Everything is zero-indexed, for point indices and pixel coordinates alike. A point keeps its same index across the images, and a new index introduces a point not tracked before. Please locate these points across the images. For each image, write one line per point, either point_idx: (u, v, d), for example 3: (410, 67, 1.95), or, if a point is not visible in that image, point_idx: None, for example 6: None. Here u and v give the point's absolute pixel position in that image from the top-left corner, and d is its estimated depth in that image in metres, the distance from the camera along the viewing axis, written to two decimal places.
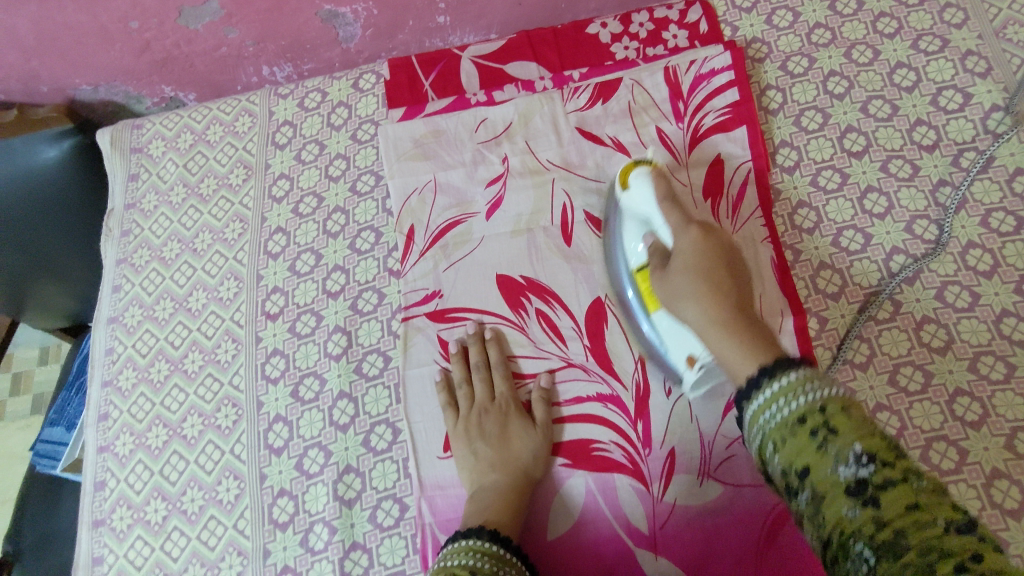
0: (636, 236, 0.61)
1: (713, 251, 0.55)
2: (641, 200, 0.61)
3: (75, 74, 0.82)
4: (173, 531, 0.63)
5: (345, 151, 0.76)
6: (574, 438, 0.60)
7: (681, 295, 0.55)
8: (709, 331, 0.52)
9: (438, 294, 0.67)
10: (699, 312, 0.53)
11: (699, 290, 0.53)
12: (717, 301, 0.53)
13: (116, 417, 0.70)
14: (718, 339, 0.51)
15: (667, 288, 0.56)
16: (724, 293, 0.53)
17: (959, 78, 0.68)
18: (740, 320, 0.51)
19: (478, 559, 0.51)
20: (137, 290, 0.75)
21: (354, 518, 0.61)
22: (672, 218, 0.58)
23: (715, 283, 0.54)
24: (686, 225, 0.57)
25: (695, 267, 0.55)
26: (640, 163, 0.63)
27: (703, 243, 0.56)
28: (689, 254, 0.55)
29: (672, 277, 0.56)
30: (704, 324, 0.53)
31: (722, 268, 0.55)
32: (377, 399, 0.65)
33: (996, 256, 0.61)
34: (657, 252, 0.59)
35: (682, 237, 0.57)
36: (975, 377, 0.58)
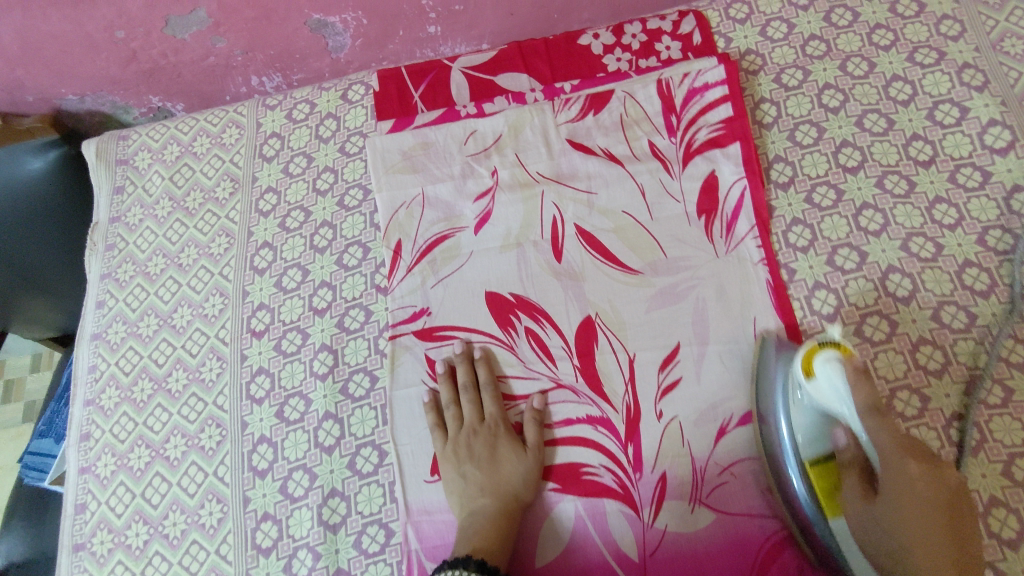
0: (808, 428, 0.52)
1: (937, 494, 0.46)
2: (828, 393, 0.50)
3: (60, 84, 0.81)
4: (155, 556, 0.62)
5: (333, 164, 0.75)
6: (565, 461, 0.59)
7: (883, 518, 0.47)
8: (913, 506, 0.46)
9: (427, 312, 0.65)
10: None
11: (904, 567, 0.46)
12: (948, 561, 0.45)
13: (98, 437, 0.68)
14: (908, 571, 0.45)
15: (870, 545, 0.48)
16: (942, 503, 0.46)
17: (956, 91, 0.67)
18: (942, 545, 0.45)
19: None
20: (121, 307, 0.74)
21: (339, 544, 0.59)
22: (879, 436, 0.48)
23: (910, 510, 0.46)
24: (902, 452, 0.47)
25: (899, 493, 0.46)
26: (826, 344, 0.52)
27: (924, 480, 0.46)
28: (903, 491, 0.46)
29: (873, 514, 0.47)
30: (892, 503, 0.46)
31: (939, 520, 0.45)
32: (363, 421, 0.63)
33: (994, 276, 0.60)
34: (853, 469, 0.50)
35: (893, 468, 0.47)
36: (972, 401, 0.56)
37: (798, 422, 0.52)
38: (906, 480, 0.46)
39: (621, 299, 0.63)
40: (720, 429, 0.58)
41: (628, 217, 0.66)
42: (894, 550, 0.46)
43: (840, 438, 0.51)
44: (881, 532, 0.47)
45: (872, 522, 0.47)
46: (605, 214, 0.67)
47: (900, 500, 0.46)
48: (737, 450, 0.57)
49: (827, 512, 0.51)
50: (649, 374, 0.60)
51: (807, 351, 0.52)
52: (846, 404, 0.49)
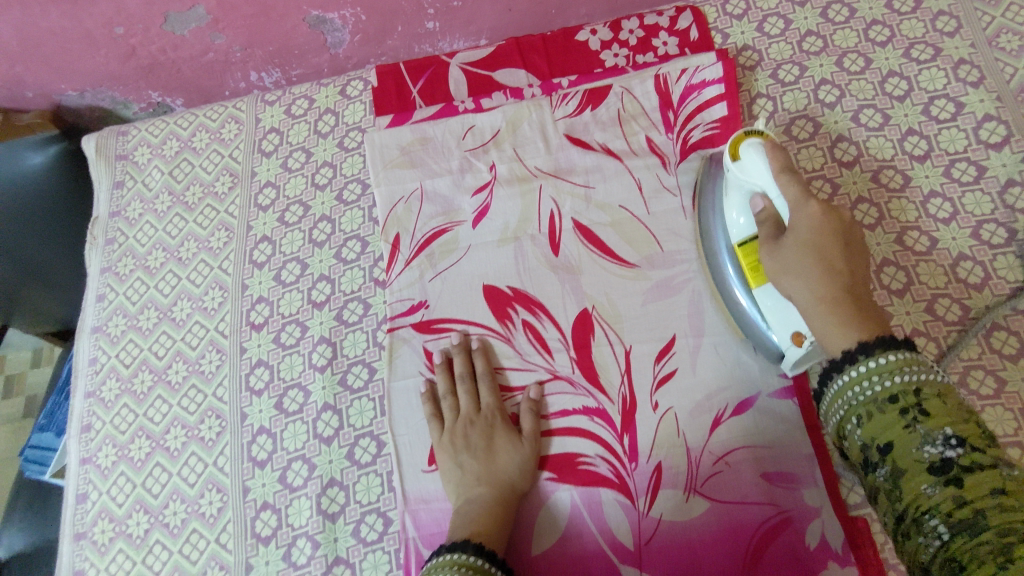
0: (739, 208, 0.58)
1: (832, 226, 0.51)
2: (754, 172, 0.55)
3: (60, 80, 0.81)
4: (155, 545, 0.63)
5: (332, 159, 0.76)
6: (561, 451, 0.60)
7: (792, 264, 0.51)
8: (804, 266, 0.51)
9: (425, 304, 0.66)
10: (805, 283, 0.50)
11: (806, 262, 0.50)
12: (828, 266, 0.50)
13: (99, 428, 0.69)
14: (810, 292, 0.50)
15: (776, 261, 0.52)
16: (835, 223, 0.51)
17: (952, 87, 0.67)
18: (841, 287, 0.49)
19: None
20: (121, 300, 0.74)
21: (338, 533, 0.60)
22: (789, 189, 0.52)
23: (828, 262, 0.50)
24: (807, 196, 0.52)
25: (807, 245, 0.51)
26: (751, 132, 0.56)
27: (821, 216, 0.51)
28: (805, 232, 0.51)
29: (785, 253, 0.52)
30: (800, 215, 0.52)
31: (837, 253, 0.51)
32: (361, 412, 0.64)
33: (987, 269, 0.61)
34: (770, 222, 0.54)
35: (800, 211, 0.52)
36: (965, 392, 0.57)
37: (731, 200, 0.58)
38: (824, 238, 0.51)
39: (618, 292, 0.64)
40: (714, 419, 0.59)
41: (625, 210, 0.67)
42: (798, 254, 0.51)
43: (757, 208, 0.55)
44: (788, 282, 0.51)
45: (795, 245, 0.51)
46: (602, 207, 0.67)
47: (807, 235, 0.51)
48: (731, 440, 0.58)
49: (753, 285, 0.57)
50: (645, 366, 0.61)
51: (735, 140, 0.57)
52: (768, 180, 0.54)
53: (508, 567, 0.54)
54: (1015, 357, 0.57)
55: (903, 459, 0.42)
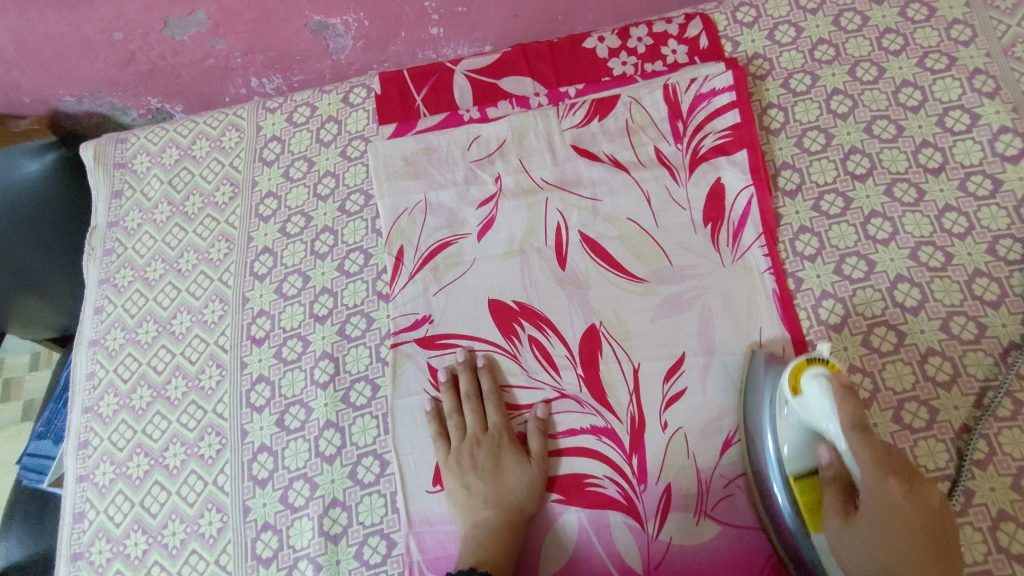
0: (794, 433, 0.52)
1: (904, 488, 0.47)
2: (814, 408, 0.50)
3: (57, 85, 0.80)
4: (154, 566, 0.62)
5: (334, 168, 0.74)
6: (569, 472, 0.58)
7: (857, 562, 0.47)
8: (888, 527, 0.46)
9: (429, 319, 0.65)
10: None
11: (880, 540, 0.46)
12: (920, 539, 0.46)
13: (96, 445, 0.68)
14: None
15: (844, 547, 0.48)
16: (913, 498, 0.46)
17: (966, 98, 0.66)
18: None
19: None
20: (120, 312, 0.73)
21: (340, 555, 0.59)
22: (849, 422, 0.48)
23: (900, 543, 0.46)
24: (870, 438, 0.48)
25: (880, 533, 0.46)
26: (815, 360, 0.51)
27: (894, 492, 0.47)
28: (876, 509, 0.47)
29: (858, 543, 0.47)
30: (874, 498, 0.47)
31: (915, 530, 0.46)
32: (364, 429, 0.63)
33: (1003, 286, 0.59)
34: (835, 481, 0.50)
35: (874, 484, 0.47)
36: (981, 414, 0.56)
37: (783, 430, 0.52)
38: (896, 514, 0.46)
39: (626, 308, 0.63)
40: (725, 441, 0.57)
41: (633, 224, 0.66)
42: (863, 542, 0.47)
43: (823, 457, 0.51)
44: None
45: (865, 558, 0.47)
46: (610, 221, 0.66)
47: (877, 527, 0.47)
48: (742, 463, 0.57)
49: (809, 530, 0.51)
50: (654, 384, 0.60)
51: (796, 366, 0.51)
52: (828, 416, 0.49)
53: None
54: None
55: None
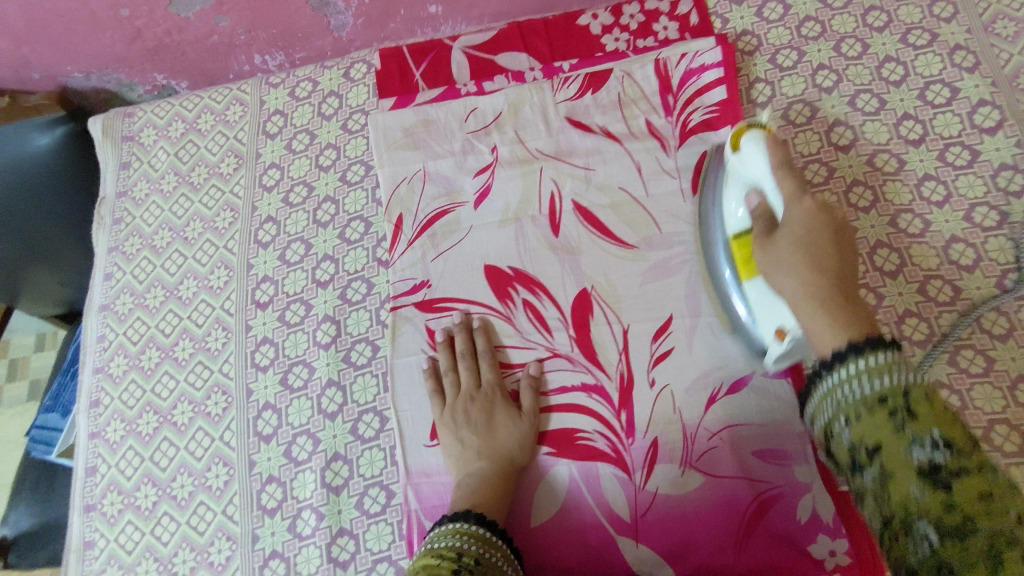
0: (738, 199, 0.58)
1: (824, 227, 0.50)
2: (753, 166, 0.55)
3: (66, 62, 0.82)
4: (163, 517, 0.64)
5: (335, 141, 0.77)
6: (560, 427, 0.61)
7: (779, 265, 0.50)
8: (807, 238, 0.50)
9: (427, 284, 0.67)
10: (787, 249, 0.50)
11: (799, 262, 0.49)
12: (839, 252, 0.50)
13: (107, 404, 0.70)
14: (810, 312, 0.47)
15: (765, 257, 0.52)
16: (829, 230, 0.50)
17: (947, 72, 0.68)
18: (832, 293, 0.47)
19: (466, 541, 0.52)
20: (129, 279, 0.76)
21: (341, 505, 0.62)
22: (784, 184, 0.53)
23: (820, 263, 0.49)
24: (801, 192, 0.52)
25: (800, 241, 0.50)
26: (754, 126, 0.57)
27: (815, 214, 0.51)
28: (799, 225, 0.51)
29: (780, 251, 0.50)
30: (795, 203, 0.52)
31: (828, 248, 0.50)
32: (364, 388, 0.65)
33: (979, 251, 0.62)
34: (763, 217, 0.54)
35: (795, 205, 0.51)
36: (955, 370, 0.58)
37: (730, 191, 0.59)
38: (815, 238, 0.50)
39: (616, 272, 0.65)
40: (710, 397, 0.60)
41: (624, 193, 0.68)
42: (780, 254, 0.50)
43: (752, 204, 0.56)
44: (780, 279, 0.50)
45: (790, 295, 0.49)
46: (602, 189, 0.68)
47: (795, 241, 0.50)
48: (726, 417, 0.59)
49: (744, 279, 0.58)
50: (642, 344, 0.62)
51: (737, 132, 0.58)
52: (766, 175, 0.54)
53: (507, 535, 0.55)
54: (1004, 337, 0.59)
55: (894, 460, 0.38)
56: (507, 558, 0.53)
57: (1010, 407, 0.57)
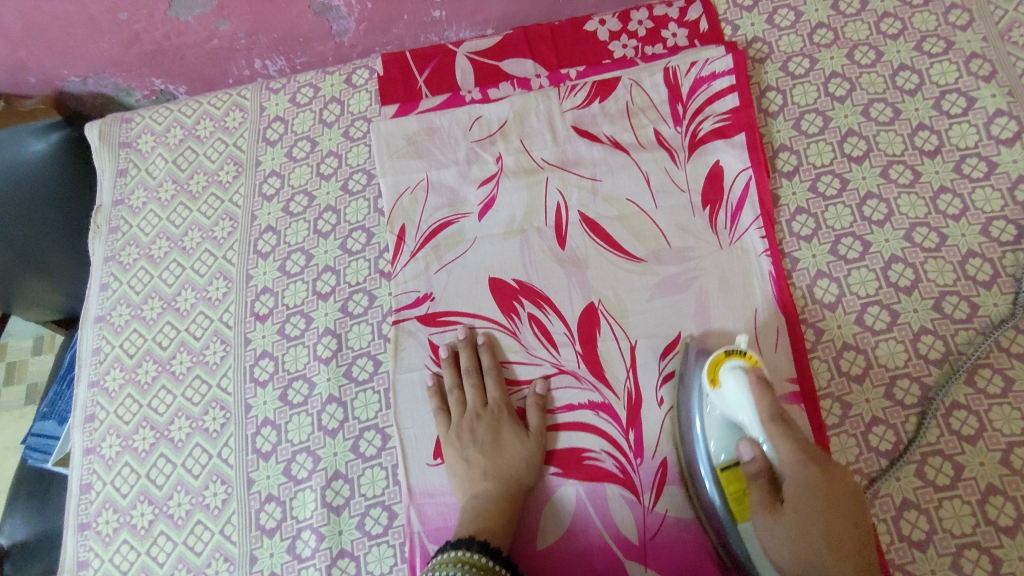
0: (719, 432, 0.53)
1: (828, 478, 0.47)
2: (734, 404, 0.52)
3: (63, 66, 0.80)
4: (160, 536, 0.63)
5: (337, 149, 0.75)
6: (567, 446, 0.59)
7: (779, 534, 0.48)
8: (805, 504, 0.47)
9: (430, 297, 0.65)
10: (791, 535, 0.47)
11: (808, 536, 0.47)
12: (838, 556, 0.46)
13: (103, 418, 0.69)
14: (826, 574, 0.46)
15: (768, 533, 0.48)
16: (840, 537, 0.47)
17: (963, 81, 0.67)
18: (851, 569, 0.45)
19: (467, 572, 0.50)
20: (125, 289, 0.74)
21: (342, 525, 0.60)
22: (782, 444, 0.49)
23: (830, 533, 0.47)
24: (803, 455, 0.48)
25: (804, 505, 0.47)
26: (734, 354, 0.53)
27: (819, 480, 0.47)
28: (801, 484, 0.48)
29: (782, 517, 0.48)
30: (795, 492, 0.48)
31: (840, 514, 0.47)
32: (366, 404, 0.64)
33: (996, 266, 0.60)
34: (759, 473, 0.50)
35: (795, 467, 0.48)
36: (972, 390, 0.57)
37: (710, 424, 0.54)
38: (816, 495, 0.47)
39: (624, 287, 0.64)
40: None
41: (633, 205, 0.66)
42: (792, 543, 0.47)
43: (745, 453, 0.51)
44: (776, 548, 0.48)
45: (782, 534, 0.48)
46: (610, 201, 0.67)
47: (801, 509, 0.47)
48: None
49: (736, 519, 0.52)
50: (651, 361, 0.61)
51: (716, 360, 0.53)
52: (753, 419, 0.51)
53: (511, 560, 0.54)
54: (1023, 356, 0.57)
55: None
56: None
57: None
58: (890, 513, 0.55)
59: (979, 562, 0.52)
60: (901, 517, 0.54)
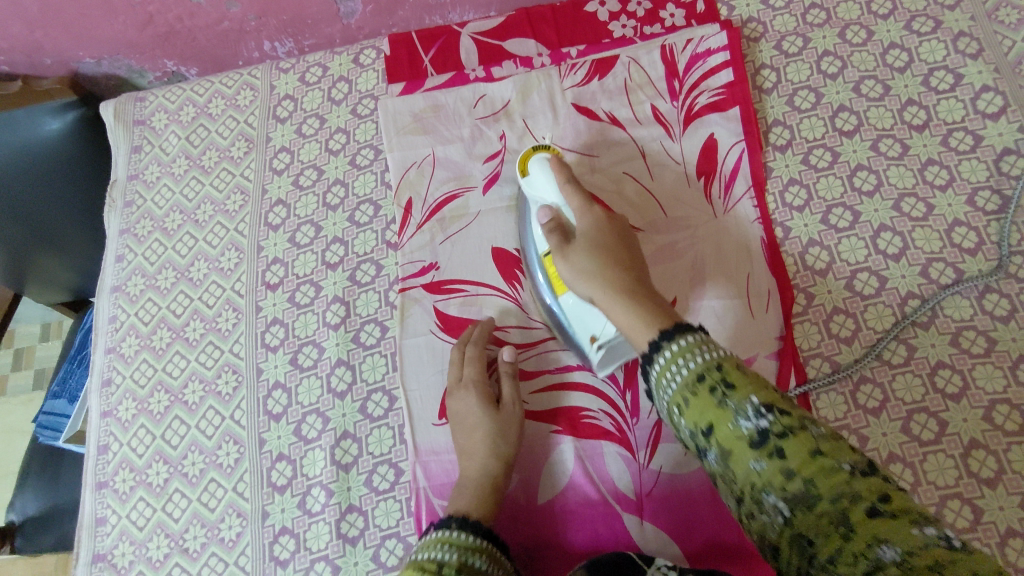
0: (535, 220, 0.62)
1: (612, 234, 0.57)
2: (541, 185, 0.61)
3: (78, 47, 0.83)
4: (175, 493, 0.65)
5: (345, 125, 0.77)
6: (563, 407, 0.62)
7: (579, 272, 0.56)
8: (597, 245, 0.56)
9: (435, 266, 0.68)
10: (583, 260, 0.56)
11: (597, 262, 0.55)
12: (604, 261, 0.55)
13: (119, 383, 0.71)
14: (621, 308, 0.52)
15: (567, 267, 0.56)
16: (623, 262, 0.55)
17: (951, 59, 0.69)
18: (630, 281, 0.54)
19: (444, 552, 0.51)
20: (140, 260, 0.77)
21: (351, 482, 0.62)
22: (573, 200, 0.59)
23: (611, 261, 0.55)
24: (582, 244, 0.57)
25: (600, 247, 0.56)
26: (539, 150, 0.63)
27: (603, 221, 0.58)
28: (590, 234, 0.57)
29: (577, 257, 0.56)
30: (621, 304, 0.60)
31: (621, 249, 0.57)
32: (373, 367, 0.66)
33: (981, 235, 0.63)
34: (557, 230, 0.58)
35: (585, 217, 0.58)
36: (957, 351, 0.59)
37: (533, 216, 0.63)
38: (604, 238, 0.57)
39: None
40: None
41: (630, 176, 0.69)
42: (585, 258, 0.56)
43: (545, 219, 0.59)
44: (583, 286, 0.55)
45: (583, 268, 0.55)
46: (608, 173, 0.69)
47: (593, 248, 0.56)
48: None
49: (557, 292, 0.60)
50: None
51: (525, 156, 0.63)
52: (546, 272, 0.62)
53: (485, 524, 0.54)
54: (1006, 319, 0.59)
55: (725, 436, 0.41)
56: (486, 552, 0.52)
57: (1011, 387, 0.57)
58: (877, 466, 0.57)
59: (962, 512, 0.55)
60: (887, 470, 0.57)
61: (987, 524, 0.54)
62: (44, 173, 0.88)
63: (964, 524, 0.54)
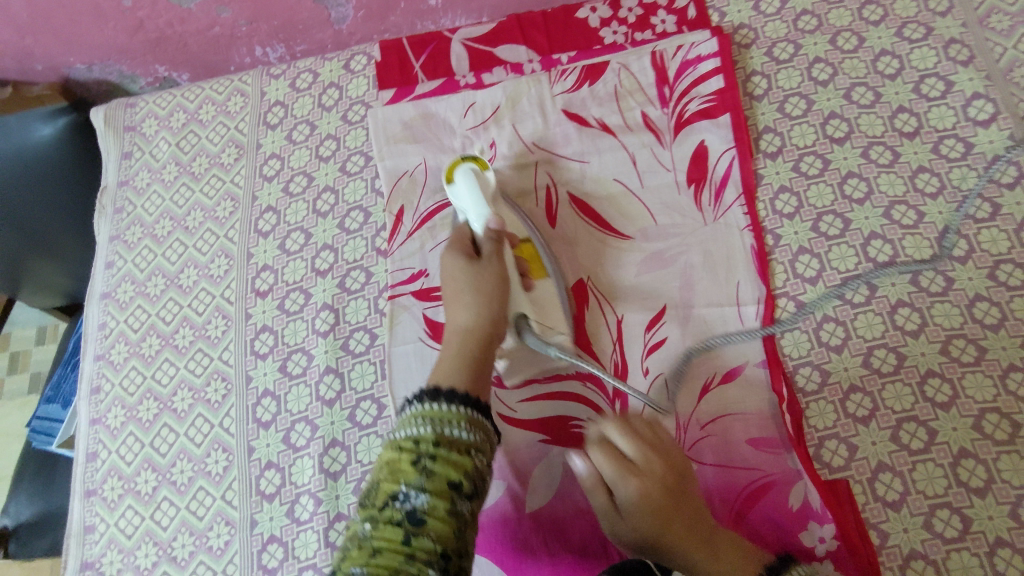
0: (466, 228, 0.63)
1: (662, 476, 0.52)
2: (465, 193, 0.63)
3: (68, 53, 0.83)
4: (163, 501, 0.65)
5: (335, 132, 0.77)
6: (552, 415, 0.62)
7: (640, 525, 0.51)
8: (652, 523, 0.51)
9: (425, 273, 0.68)
10: (638, 501, 0.51)
11: (650, 503, 0.51)
12: (664, 524, 0.51)
13: (108, 390, 0.71)
14: (692, 563, 0.51)
15: (615, 509, 0.52)
16: (667, 505, 0.51)
17: (942, 65, 0.69)
18: (691, 518, 0.52)
19: (420, 426, 0.47)
20: (130, 267, 0.76)
21: (339, 491, 0.62)
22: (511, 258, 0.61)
23: (665, 521, 0.51)
24: (622, 483, 0.51)
25: (653, 525, 0.51)
26: (465, 159, 0.65)
27: (649, 485, 0.51)
28: (643, 501, 0.51)
29: (631, 509, 0.51)
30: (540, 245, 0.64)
31: (668, 497, 0.51)
32: (362, 375, 0.66)
33: (971, 242, 0.62)
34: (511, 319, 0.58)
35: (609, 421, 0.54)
36: (946, 359, 0.59)
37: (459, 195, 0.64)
38: (652, 509, 0.51)
39: (612, 263, 0.66)
40: (703, 386, 0.61)
41: (620, 184, 0.69)
42: (642, 522, 0.51)
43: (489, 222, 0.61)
44: (636, 520, 0.51)
45: (637, 518, 0.51)
46: (598, 180, 0.69)
47: (658, 526, 0.51)
48: (719, 407, 0.61)
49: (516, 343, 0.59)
50: (636, 334, 0.64)
51: (451, 166, 0.65)
52: (476, 204, 0.62)
53: (473, 396, 0.50)
54: (996, 327, 0.59)
55: None
56: (468, 420, 0.48)
57: (1001, 396, 0.57)
58: (866, 475, 0.57)
59: (951, 522, 0.54)
60: (876, 479, 0.57)
61: (976, 533, 0.54)
62: (21, 178, 0.87)
63: (952, 534, 0.54)
